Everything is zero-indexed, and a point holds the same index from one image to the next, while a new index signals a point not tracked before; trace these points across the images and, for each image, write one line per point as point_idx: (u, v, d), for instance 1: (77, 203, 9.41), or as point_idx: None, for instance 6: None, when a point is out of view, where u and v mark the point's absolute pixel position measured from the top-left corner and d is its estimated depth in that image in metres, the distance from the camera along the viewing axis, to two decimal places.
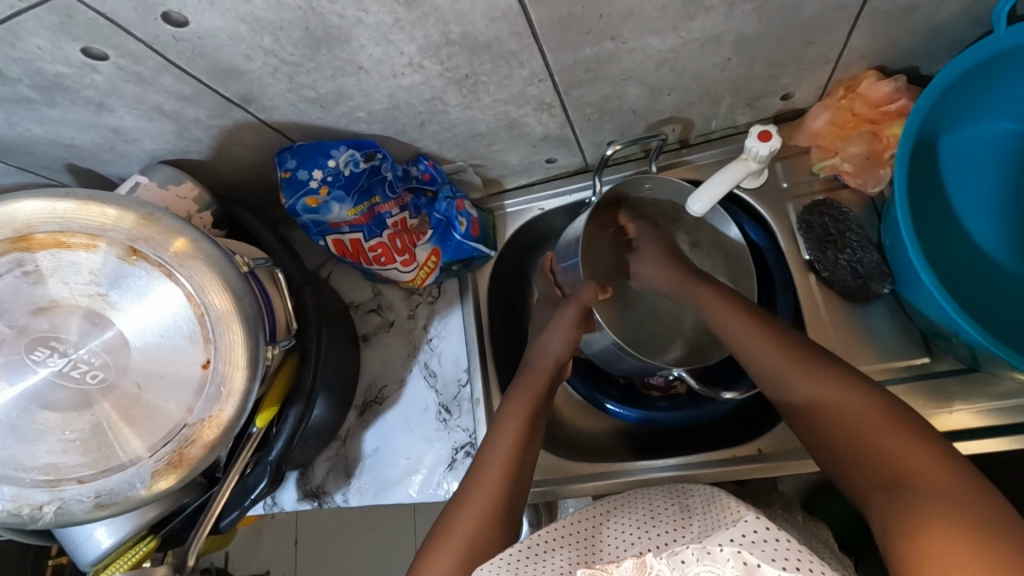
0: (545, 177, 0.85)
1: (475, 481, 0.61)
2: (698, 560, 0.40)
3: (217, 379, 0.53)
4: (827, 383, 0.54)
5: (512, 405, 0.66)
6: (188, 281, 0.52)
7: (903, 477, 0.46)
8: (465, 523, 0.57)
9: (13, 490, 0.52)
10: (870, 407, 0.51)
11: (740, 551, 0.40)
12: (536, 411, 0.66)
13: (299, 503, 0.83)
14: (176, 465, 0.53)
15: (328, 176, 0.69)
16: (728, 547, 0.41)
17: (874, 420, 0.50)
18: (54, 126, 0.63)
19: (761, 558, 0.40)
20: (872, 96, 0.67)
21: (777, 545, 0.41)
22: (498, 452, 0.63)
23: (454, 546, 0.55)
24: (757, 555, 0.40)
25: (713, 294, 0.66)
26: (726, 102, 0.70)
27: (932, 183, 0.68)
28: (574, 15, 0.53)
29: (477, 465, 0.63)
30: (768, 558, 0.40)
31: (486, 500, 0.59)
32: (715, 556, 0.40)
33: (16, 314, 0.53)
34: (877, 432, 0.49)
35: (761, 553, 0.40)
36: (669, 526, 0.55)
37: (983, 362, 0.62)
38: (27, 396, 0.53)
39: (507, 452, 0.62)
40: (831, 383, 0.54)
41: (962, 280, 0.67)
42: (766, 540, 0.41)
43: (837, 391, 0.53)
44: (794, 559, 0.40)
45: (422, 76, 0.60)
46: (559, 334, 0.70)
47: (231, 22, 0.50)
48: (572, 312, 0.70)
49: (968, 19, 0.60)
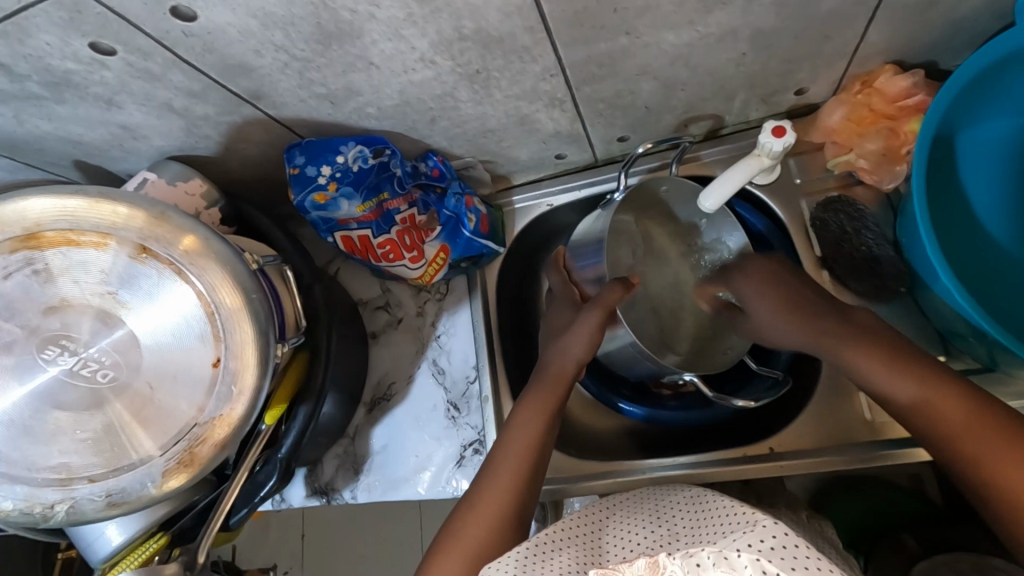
0: (553, 173, 0.85)
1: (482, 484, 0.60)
2: (715, 565, 0.40)
3: (228, 378, 0.53)
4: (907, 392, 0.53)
5: (520, 412, 0.66)
6: (199, 280, 0.52)
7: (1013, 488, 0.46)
8: (472, 532, 0.57)
9: (26, 489, 0.52)
10: (932, 399, 0.52)
11: (758, 559, 0.40)
12: (545, 421, 0.65)
13: (307, 499, 0.83)
14: (187, 464, 0.53)
15: (336, 172, 0.68)
16: (746, 553, 0.40)
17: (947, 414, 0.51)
18: (62, 123, 0.63)
19: (778, 567, 0.39)
20: (888, 91, 0.66)
21: (796, 552, 0.40)
22: (505, 463, 0.62)
23: (461, 551, 0.55)
24: (775, 564, 0.39)
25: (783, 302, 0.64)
26: (740, 98, 0.70)
27: (947, 181, 0.67)
28: (589, 9, 0.52)
29: (483, 474, 0.62)
30: (787, 567, 0.39)
31: (487, 506, 0.58)
32: (733, 562, 0.40)
33: (27, 315, 0.53)
34: (968, 441, 0.49)
35: (780, 562, 0.39)
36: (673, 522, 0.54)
37: (1002, 362, 0.61)
38: (39, 396, 0.53)
39: (508, 465, 0.61)
40: (899, 383, 0.54)
41: (979, 279, 0.66)
42: (785, 547, 0.40)
43: (923, 400, 0.52)
44: (813, 566, 0.39)
45: (433, 72, 0.59)
46: (583, 339, 0.68)
47: (241, 17, 0.50)
48: (596, 316, 0.68)
49: (990, 12, 0.59)
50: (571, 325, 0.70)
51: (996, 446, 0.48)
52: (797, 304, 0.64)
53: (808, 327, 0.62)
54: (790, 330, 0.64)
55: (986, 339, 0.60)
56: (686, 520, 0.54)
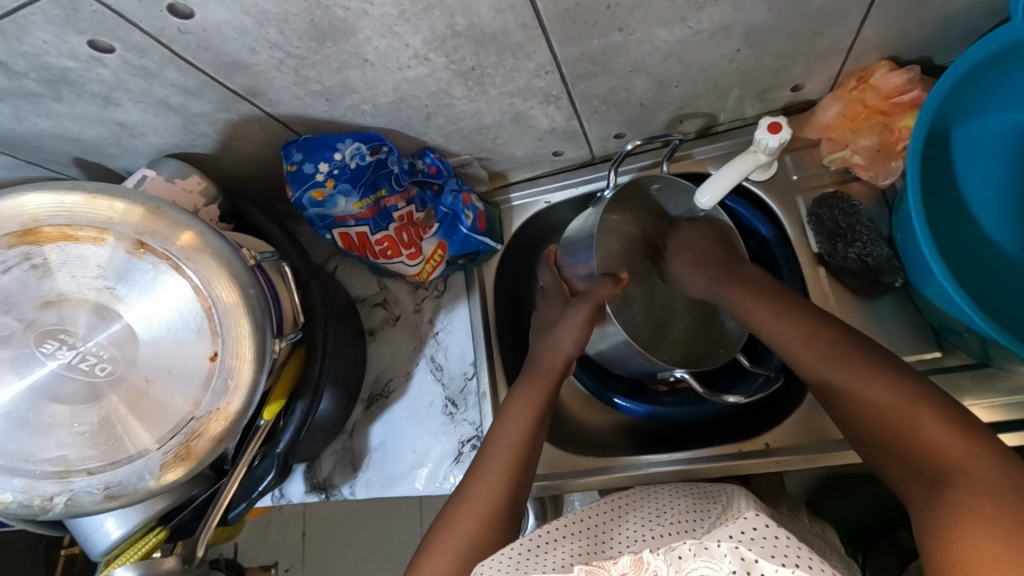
0: (550, 170, 0.85)
1: (478, 477, 0.61)
2: (694, 555, 0.40)
3: (224, 372, 0.53)
4: (846, 375, 0.54)
5: (514, 406, 0.66)
6: (195, 275, 0.52)
7: (942, 462, 0.45)
8: (464, 525, 0.57)
9: (24, 481, 0.53)
10: (907, 403, 0.49)
11: (738, 548, 0.40)
12: (539, 416, 0.65)
13: (306, 495, 0.83)
14: (184, 457, 0.53)
15: (334, 170, 0.69)
16: (726, 543, 0.40)
17: (919, 418, 0.48)
18: (60, 120, 0.63)
19: (759, 554, 0.39)
20: (883, 87, 0.66)
21: (776, 540, 0.40)
22: (499, 451, 0.62)
23: (454, 544, 0.56)
24: (755, 551, 0.39)
25: (754, 300, 0.64)
26: (735, 94, 0.70)
27: (942, 178, 0.67)
28: (581, 5, 0.52)
29: (477, 467, 0.62)
30: (766, 554, 0.39)
31: (482, 500, 0.59)
32: (712, 551, 0.40)
33: (24, 308, 0.53)
34: (921, 436, 0.47)
35: (759, 549, 0.40)
36: (680, 522, 0.54)
37: (996, 358, 0.62)
38: (37, 389, 0.53)
39: (501, 459, 0.62)
40: (865, 385, 0.52)
41: (973, 275, 0.66)
42: (766, 537, 0.41)
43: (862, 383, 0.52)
44: (793, 554, 0.39)
45: (427, 69, 0.59)
46: (570, 332, 0.69)
47: (236, 14, 0.50)
48: (585, 309, 0.69)
49: (983, 8, 0.59)
50: (561, 317, 0.71)
51: (929, 422, 0.47)
52: (746, 287, 0.66)
53: (743, 291, 0.66)
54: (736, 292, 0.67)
55: (981, 335, 0.60)
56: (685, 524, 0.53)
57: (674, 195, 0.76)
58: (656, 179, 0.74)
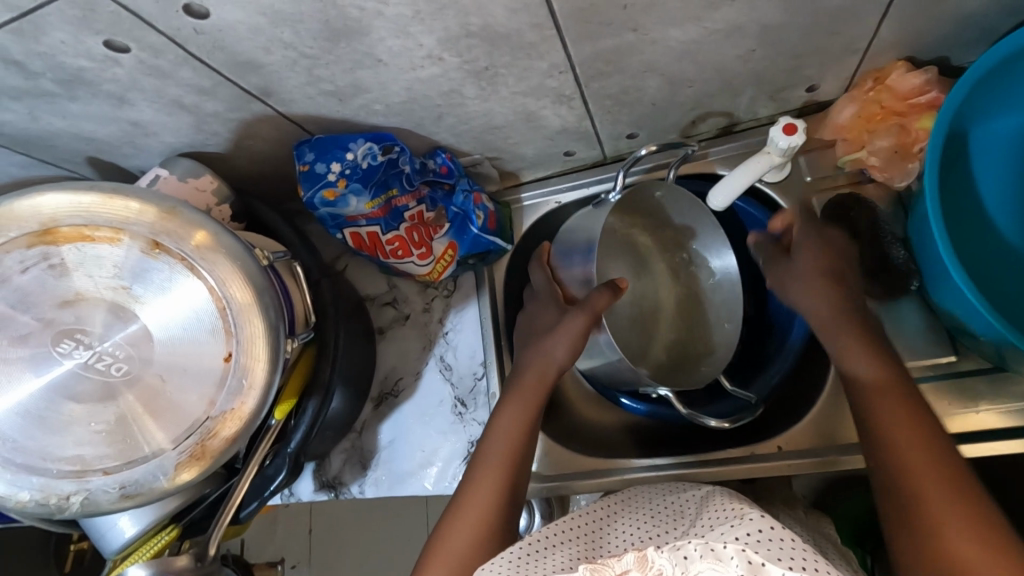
0: (561, 170, 0.85)
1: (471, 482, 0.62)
2: (701, 557, 0.39)
3: (238, 372, 0.53)
4: (891, 414, 0.54)
5: (504, 413, 0.67)
6: (210, 275, 0.52)
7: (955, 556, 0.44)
8: (458, 539, 0.57)
9: (42, 480, 0.53)
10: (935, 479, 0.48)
11: (744, 550, 0.40)
12: (533, 421, 0.66)
13: (315, 493, 0.84)
14: (199, 457, 0.54)
15: (346, 169, 0.68)
16: (732, 545, 0.40)
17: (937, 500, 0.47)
18: (75, 120, 0.64)
19: (766, 557, 0.39)
20: (900, 87, 0.65)
21: (782, 543, 0.40)
22: (494, 456, 0.63)
23: (453, 553, 0.56)
24: (761, 554, 0.39)
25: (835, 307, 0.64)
26: (748, 95, 0.69)
27: (961, 180, 0.67)
28: (597, 6, 0.52)
29: (472, 473, 0.63)
30: (773, 557, 0.39)
31: (479, 508, 0.59)
32: (719, 553, 0.39)
33: (42, 307, 0.54)
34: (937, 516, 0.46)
35: (766, 552, 0.40)
36: (667, 525, 0.54)
37: (1012, 362, 0.61)
38: (54, 388, 0.54)
39: (500, 454, 0.63)
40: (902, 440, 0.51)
41: (992, 278, 0.65)
42: (771, 539, 0.41)
43: (900, 424, 0.53)
44: (800, 559, 0.39)
45: (440, 69, 0.59)
46: (566, 342, 0.68)
47: (250, 14, 0.50)
48: (580, 321, 0.67)
49: (1001, 10, 0.59)
50: (556, 325, 0.70)
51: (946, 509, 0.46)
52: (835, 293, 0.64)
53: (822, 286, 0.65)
54: (825, 298, 0.65)
55: (996, 338, 0.59)
56: (678, 525, 0.54)
57: (680, 200, 0.74)
58: (660, 187, 0.73)
